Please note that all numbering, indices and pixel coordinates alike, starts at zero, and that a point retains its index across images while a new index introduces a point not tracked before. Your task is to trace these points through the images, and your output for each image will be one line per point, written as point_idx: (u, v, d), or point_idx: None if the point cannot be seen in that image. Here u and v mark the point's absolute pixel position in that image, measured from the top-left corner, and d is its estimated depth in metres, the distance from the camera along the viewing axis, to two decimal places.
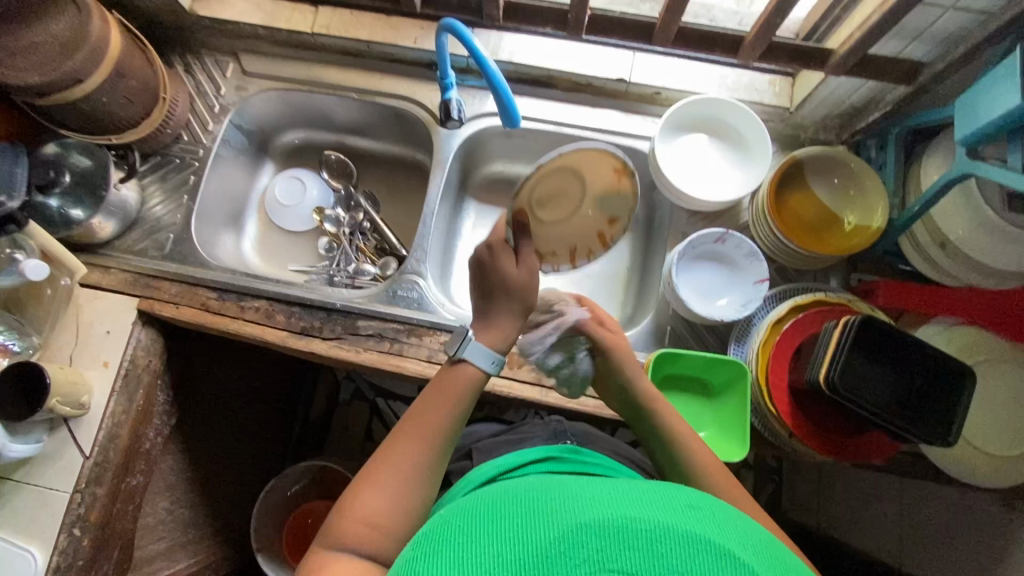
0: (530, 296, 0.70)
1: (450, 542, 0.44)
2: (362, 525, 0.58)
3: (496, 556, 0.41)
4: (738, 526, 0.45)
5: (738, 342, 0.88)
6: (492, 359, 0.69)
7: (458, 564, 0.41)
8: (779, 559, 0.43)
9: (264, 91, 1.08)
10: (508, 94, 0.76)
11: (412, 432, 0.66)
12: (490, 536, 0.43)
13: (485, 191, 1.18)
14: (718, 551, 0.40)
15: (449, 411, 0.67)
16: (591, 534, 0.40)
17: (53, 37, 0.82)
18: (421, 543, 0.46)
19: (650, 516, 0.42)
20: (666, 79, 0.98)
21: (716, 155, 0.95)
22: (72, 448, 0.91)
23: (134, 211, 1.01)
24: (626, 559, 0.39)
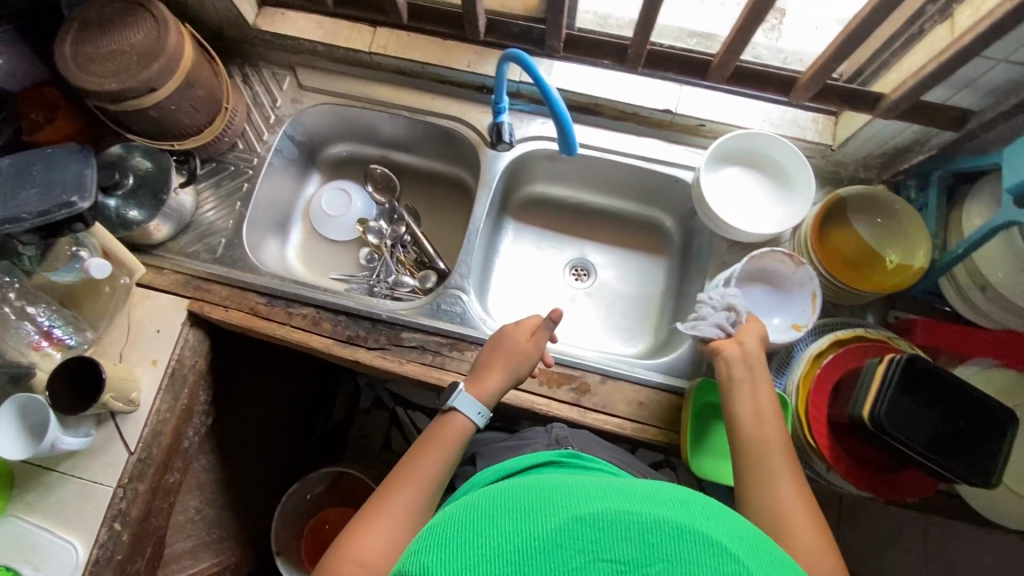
0: (519, 369, 0.82)
1: (453, 535, 0.45)
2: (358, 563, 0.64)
3: (496, 547, 0.43)
4: (726, 519, 0.47)
5: (777, 373, 0.89)
6: (480, 411, 0.78)
7: (463, 557, 0.43)
8: (761, 548, 0.46)
9: (318, 105, 1.12)
10: (568, 121, 0.79)
11: (410, 480, 0.72)
12: (490, 527, 0.45)
13: (525, 211, 1.21)
14: (707, 542, 0.42)
15: (444, 459, 0.74)
16: (588, 526, 0.43)
17: (132, 47, 0.85)
18: (426, 535, 0.47)
19: (642, 510, 0.44)
20: (712, 112, 1.01)
21: (759, 188, 0.98)
22: (117, 443, 0.92)
23: (189, 214, 1.04)
24: (619, 549, 0.41)
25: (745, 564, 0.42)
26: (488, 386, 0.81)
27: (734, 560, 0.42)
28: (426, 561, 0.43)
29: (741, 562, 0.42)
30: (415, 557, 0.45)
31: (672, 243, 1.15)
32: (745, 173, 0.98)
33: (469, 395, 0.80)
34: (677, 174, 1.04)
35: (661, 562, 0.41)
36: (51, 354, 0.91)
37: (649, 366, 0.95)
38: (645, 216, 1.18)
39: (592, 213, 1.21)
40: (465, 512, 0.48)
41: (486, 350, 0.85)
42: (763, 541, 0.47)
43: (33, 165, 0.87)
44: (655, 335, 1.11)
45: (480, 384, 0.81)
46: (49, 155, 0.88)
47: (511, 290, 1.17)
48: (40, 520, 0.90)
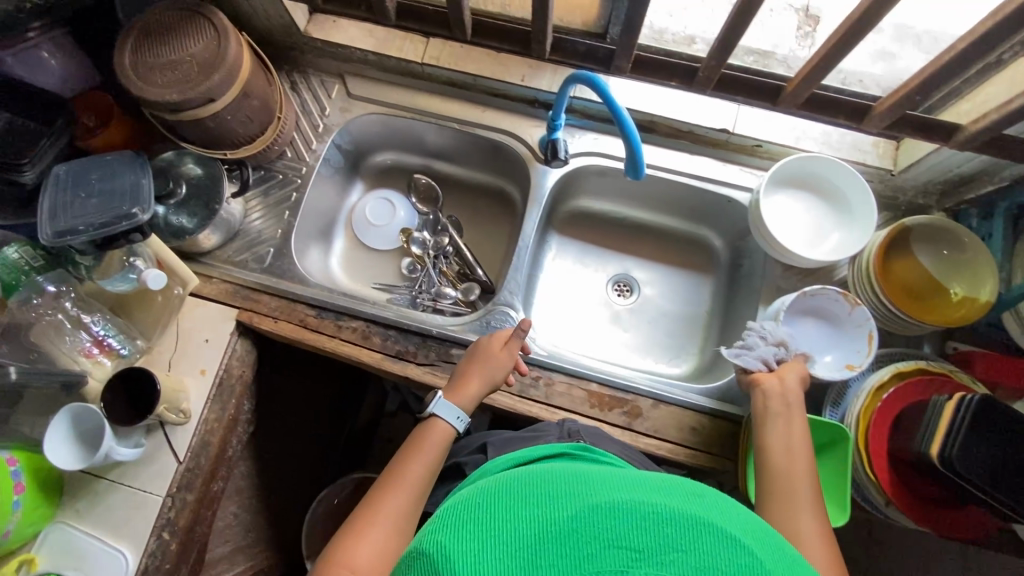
0: (493, 377, 0.84)
1: (469, 518, 0.45)
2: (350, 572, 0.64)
3: (513, 530, 0.43)
4: (735, 514, 0.46)
5: (834, 406, 0.88)
6: (458, 415, 0.80)
7: (479, 537, 0.43)
8: (771, 542, 0.45)
9: (367, 114, 1.11)
10: (638, 143, 0.78)
11: (399, 484, 0.73)
12: (505, 513, 0.45)
13: (569, 224, 1.20)
14: (720, 535, 0.42)
15: (431, 462, 0.76)
16: (604, 515, 0.43)
17: (193, 58, 0.85)
18: (443, 516, 0.48)
19: (655, 501, 0.44)
20: (769, 133, 0.99)
21: (817, 213, 0.96)
22: (167, 452, 0.92)
23: (237, 223, 1.03)
24: (634, 537, 0.41)
25: (755, 556, 0.42)
26: (468, 393, 0.83)
27: (744, 552, 0.42)
28: (444, 542, 0.43)
29: (751, 554, 0.42)
30: (431, 538, 0.45)
31: (720, 262, 1.14)
32: (802, 197, 0.97)
33: (448, 402, 0.81)
34: (731, 194, 1.03)
35: (674, 552, 0.41)
36: (102, 362, 0.91)
37: (701, 390, 0.94)
38: (691, 234, 1.16)
39: (637, 229, 1.19)
40: (483, 497, 0.48)
41: (464, 361, 0.87)
42: (772, 537, 0.47)
43: (91, 173, 0.87)
44: (700, 355, 1.10)
45: (457, 393, 0.83)
46: (107, 163, 0.88)
47: (554, 305, 1.16)
48: (90, 527, 0.90)
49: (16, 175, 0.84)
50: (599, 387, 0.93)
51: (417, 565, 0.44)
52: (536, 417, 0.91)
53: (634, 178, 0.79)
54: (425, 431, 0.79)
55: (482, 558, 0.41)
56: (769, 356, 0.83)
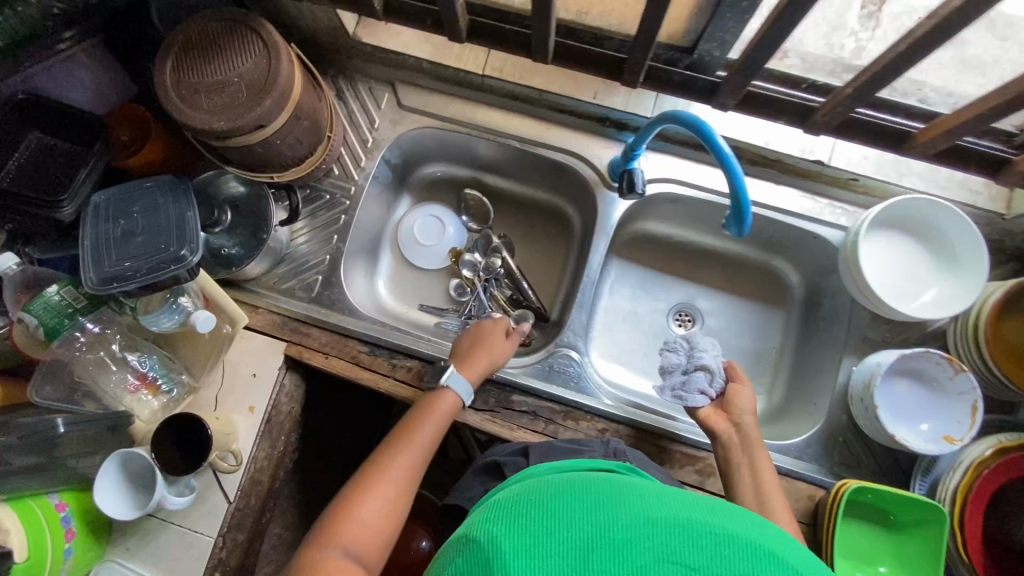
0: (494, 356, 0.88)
1: (519, 508, 0.40)
2: (354, 528, 0.70)
3: (562, 527, 0.37)
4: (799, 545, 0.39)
5: (924, 476, 0.82)
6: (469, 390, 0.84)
7: (523, 530, 0.38)
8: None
9: (420, 127, 1.02)
10: (746, 194, 0.68)
11: (404, 449, 0.79)
12: (553, 508, 0.39)
13: (631, 248, 1.12)
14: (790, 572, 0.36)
15: (436, 429, 0.81)
16: (664, 528, 0.37)
17: (241, 79, 0.76)
18: (490, 505, 0.42)
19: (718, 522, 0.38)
20: (867, 166, 0.90)
21: (915, 259, 0.88)
22: (216, 492, 0.89)
23: (283, 247, 0.97)
24: (694, 555, 0.36)
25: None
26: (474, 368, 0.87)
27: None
28: (493, 531, 0.38)
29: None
30: (479, 525, 0.39)
31: (794, 297, 1.06)
32: (899, 241, 0.89)
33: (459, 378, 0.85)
34: (818, 230, 0.94)
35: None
36: (144, 398, 0.86)
37: (776, 446, 0.89)
38: (763, 264, 1.08)
39: (702, 256, 1.12)
40: (531, 489, 0.42)
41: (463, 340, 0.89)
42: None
43: (132, 205, 0.80)
44: (769, 398, 1.04)
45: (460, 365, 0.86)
46: (147, 192, 0.81)
47: (611, 335, 1.10)
48: (141, 566, 0.88)
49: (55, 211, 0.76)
50: (668, 442, 0.88)
51: (462, 550, 0.38)
52: None
53: (737, 233, 0.71)
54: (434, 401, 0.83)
55: (531, 552, 0.36)
56: (705, 383, 0.84)
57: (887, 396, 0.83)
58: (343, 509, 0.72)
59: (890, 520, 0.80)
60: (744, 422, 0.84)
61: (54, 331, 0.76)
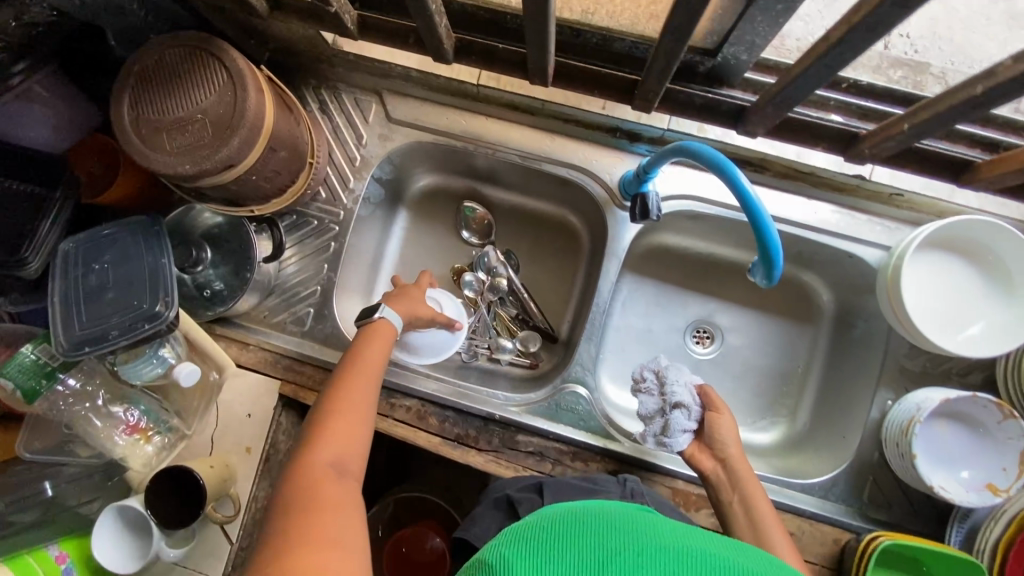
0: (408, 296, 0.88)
1: (529, 535, 0.42)
2: (322, 465, 0.61)
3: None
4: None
5: (961, 523, 0.76)
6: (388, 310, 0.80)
7: None
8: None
9: (411, 141, 0.93)
10: (774, 236, 0.61)
11: (359, 378, 0.71)
12: (572, 533, 0.41)
13: (644, 262, 1.04)
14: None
15: (381, 359, 0.74)
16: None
17: (205, 114, 0.68)
18: (499, 536, 0.44)
19: (729, 556, 0.40)
20: (914, 182, 0.80)
21: (964, 285, 0.79)
22: (219, 535, 0.87)
23: (272, 279, 0.91)
24: None
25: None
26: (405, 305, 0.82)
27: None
28: (505, 553, 0.40)
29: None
30: (488, 551, 0.42)
31: (822, 314, 0.98)
32: (949, 263, 0.79)
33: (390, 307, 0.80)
34: (853, 249, 0.84)
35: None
36: (139, 442, 0.83)
37: (801, 486, 0.83)
38: (790, 278, 0.99)
39: (723, 268, 1.03)
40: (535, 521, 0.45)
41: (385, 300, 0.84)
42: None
43: (102, 254, 0.74)
44: (791, 424, 0.97)
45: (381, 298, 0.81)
46: (115, 238, 0.75)
47: (624, 355, 1.03)
48: None
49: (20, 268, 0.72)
50: (684, 483, 0.83)
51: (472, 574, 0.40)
52: None
53: (765, 280, 0.64)
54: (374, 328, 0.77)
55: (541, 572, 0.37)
56: (685, 421, 0.78)
57: (928, 438, 0.76)
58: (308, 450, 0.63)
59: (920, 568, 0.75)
60: (730, 456, 0.77)
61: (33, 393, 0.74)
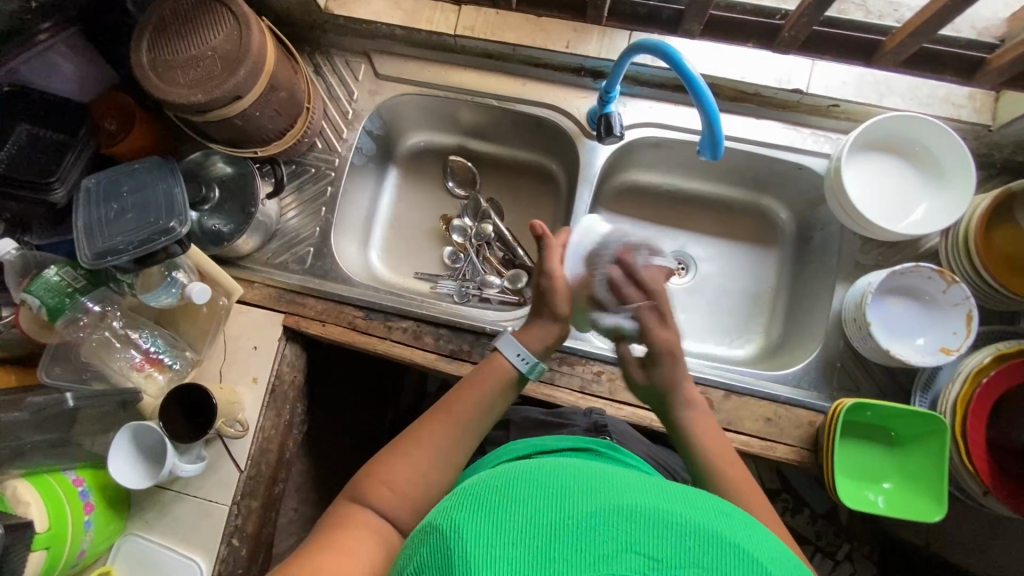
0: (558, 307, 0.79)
1: (485, 499, 0.42)
2: (366, 514, 0.63)
3: (521, 533, 0.39)
4: (766, 539, 0.42)
5: (924, 391, 0.82)
6: (519, 352, 0.78)
7: (497, 526, 0.39)
8: (795, 570, 0.41)
9: (399, 95, 1.03)
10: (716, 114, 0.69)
11: (452, 419, 0.72)
12: (529, 496, 0.41)
13: (618, 201, 1.11)
14: (746, 556, 0.38)
15: (471, 411, 0.73)
16: (621, 516, 0.39)
17: (213, 51, 0.78)
18: (459, 493, 0.45)
19: (681, 512, 0.40)
20: (847, 90, 0.88)
21: (902, 179, 0.87)
22: (228, 462, 0.92)
23: (274, 223, 0.98)
24: (655, 545, 0.38)
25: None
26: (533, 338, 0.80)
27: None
28: (460, 519, 0.40)
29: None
30: (443, 514, 0.43)
31: (785, 233, 1.06)
32: (885, 161, 0.88)
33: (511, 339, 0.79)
34: (802, 160, 0.92)
35: (693, 566, 0.37)
36: (154, 376, 0.89)
37: (774, 377, 0.88)
38: (752, 203, 1.07)
39: (693, 202, 1.10)
40: (496, 477, 0.45)
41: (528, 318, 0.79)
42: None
43: (121, 186, 0.83)
44: (767, 336, 1.02)
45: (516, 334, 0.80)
46: (135, 172, 0.84)
47: None
48: (160, 536, 0.91)
49: (47, 194, 0.80)
50: None
51: (428, 539, 0.41)
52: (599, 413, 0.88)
53: (712, 156, 0.75)
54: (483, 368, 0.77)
55: (493, 540, 0.38)
56: None
57: (877, 317, 0.82)
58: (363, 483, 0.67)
59: (889, 436, 0.81)
60: None
61: (55, 311, 0.82)
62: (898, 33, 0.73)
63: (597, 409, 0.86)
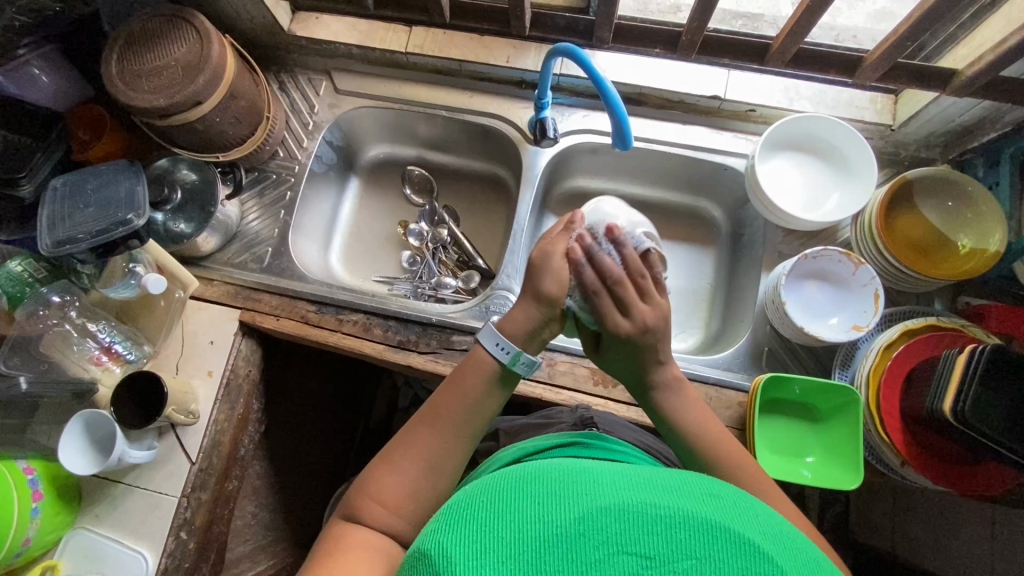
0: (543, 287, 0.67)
1: (472, 513, 0.40)
2: (358, 532, 0.58)
3: (510, 544, 0.37)
4: (761, 514, 0.40)
5: (843, 368, 0.87)
6: (498, 343, 0.66)
7: (484, 538, 0.37)
8: (796, 543, 0.39)
9: (356, 108, 1.11)
10: (623, 112, 0.82)
11: (436, 423, 0.65)
12: (514, 509, 0.39)
13: (566, 206, 1.17)
14: (739, 540, 0.36)
15: (460, 410, 0.65)
16: (612, 518, 0.37)
17: (176, 61, 0.86)
18: (446, 511, 0.42)
19: (670, 503, 0.38)
20: (760, 96, 0.96)
21: (815, 177, 0.96)
22: (179, 454, 0.93)
23: (235, 225, 1.04)
24: (645, 543, 0.36)
25: (785, 568, 0.36)
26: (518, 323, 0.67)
27: (769, 561, 0.36)
28: (445, 541, 0.38)
29: (775, 562, 0.36)
30: (430, 537, 0.40)
31: (721, 233, 1.12)
32: (798, 160, 0.97)
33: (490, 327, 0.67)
34: (726, 160, 1.00)
35: (688, 560, 0.35)
36: (110, 368, 0.92)
37: (707, 362, 0.92)
38: (690, 206, 1.13)
39: (635, 206, 1.15)
40: (482, 488, 0.43)
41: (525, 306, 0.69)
42: (806, 543, 0.40)
43: (87, 184, 0.89)
44: (707, 330, 1.06)
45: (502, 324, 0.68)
46: (101, 172, 0.90)
47: None
48: (109, 530, 0.91)
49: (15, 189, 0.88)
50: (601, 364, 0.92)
51: (416, 566, 0.39)
52: (540, 398, 0.91)
53: (622, 147, 0.86)
54: (467, 364, 0.67)
55: (483, 561, 0.36)
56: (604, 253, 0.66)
57: (792, 301, 0.90)
58: (356, 498, 0.62)
59: (812, 413, 0.86)
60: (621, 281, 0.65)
61: (16, 299, 0.89)
62: (782, 36, 0.82)
63: (584, 404, 0.89)
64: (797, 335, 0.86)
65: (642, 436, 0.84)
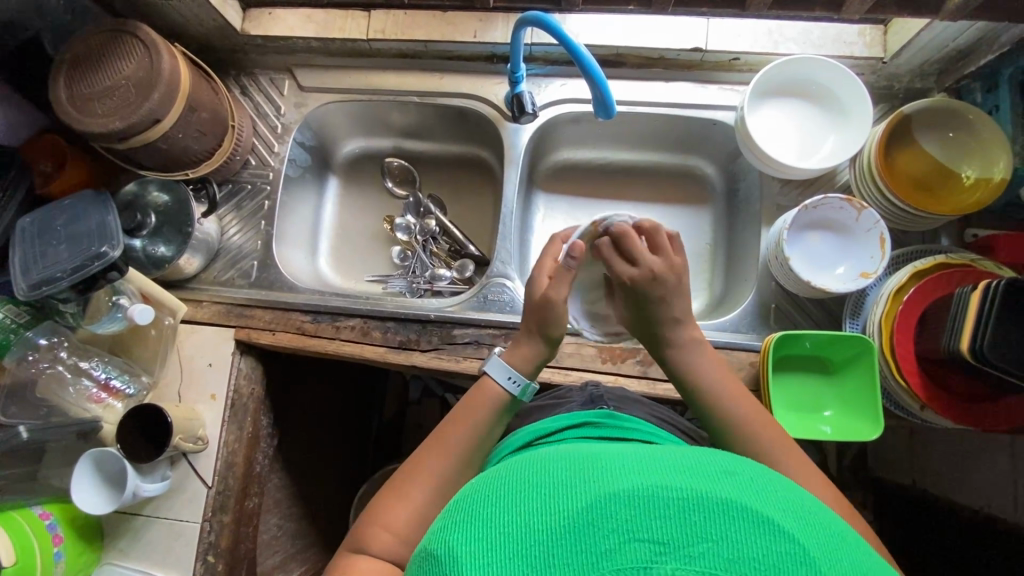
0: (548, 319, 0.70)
1: (478, 510, 0.38)
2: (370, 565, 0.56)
3: (517, 541, 0.35)
4: (779, 489, 0.38)
5: (853, 317, 0.85)
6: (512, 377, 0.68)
7: (490, 536, 0.36)
8: (819, 518, 0.37)
9: (324, 104, 1.06)
10: (602, 79, 0.78)
11: (445, 450, 0.63)
12: (518, 502, 0.37)
13: (554, 179, 1.13)
14: (756, 518, 0.34)
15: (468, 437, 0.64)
16: (620, 504, 0.35)
17: (126, 79, 0.81)
18: (451, 507, 0.41)
19: (682, 483, 0.36)
20: (744, 43, 0.92)
21: (808, 120, 0.93)
22: (195, 479, 0.92)
23: (216, 242, 1.01)
24: (656, 528, 0.34)
25: (805, 545, 0.34)
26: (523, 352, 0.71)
27: (790, 538, 0.34)
28: (450, 541, 0.36)
29: (798, 540, 0.34)
30: (436, 537, 0.38)
31: (715, 189, 1.09)
32: (788, 106, 0.93)
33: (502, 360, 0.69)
34: (713, 115, 0.96)
35: (704, 543, 0.33)
36: (112, 404, 0.89)
37: (713, 326, 0.90)
38: (681, 165, 1.09)
39: (624, 171, 1.12)
40: (486, 483, 0.41)
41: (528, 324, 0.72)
42: (830, 519, 0.38)
43: (56, 221, 0.86)
44: (710, 292, 1.04)
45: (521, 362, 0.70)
46: (68, 207, 0.87)
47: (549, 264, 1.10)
48: (136, 562, 0.91)
49: None
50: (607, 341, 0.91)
51: (421, 566, 0.37)
52: (550, 382, 0.89)
53: (606, 116, 0.82)
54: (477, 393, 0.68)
55: (488, 559, 0.34)
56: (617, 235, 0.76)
57: (795, 254, 0.88)
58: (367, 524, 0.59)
59: (829, 365, 0.84)
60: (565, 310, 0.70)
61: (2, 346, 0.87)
62: None
63: (593, 382, 0.87)
64: (801, 288, 0.84)
65: (654, 409, 0.83)
